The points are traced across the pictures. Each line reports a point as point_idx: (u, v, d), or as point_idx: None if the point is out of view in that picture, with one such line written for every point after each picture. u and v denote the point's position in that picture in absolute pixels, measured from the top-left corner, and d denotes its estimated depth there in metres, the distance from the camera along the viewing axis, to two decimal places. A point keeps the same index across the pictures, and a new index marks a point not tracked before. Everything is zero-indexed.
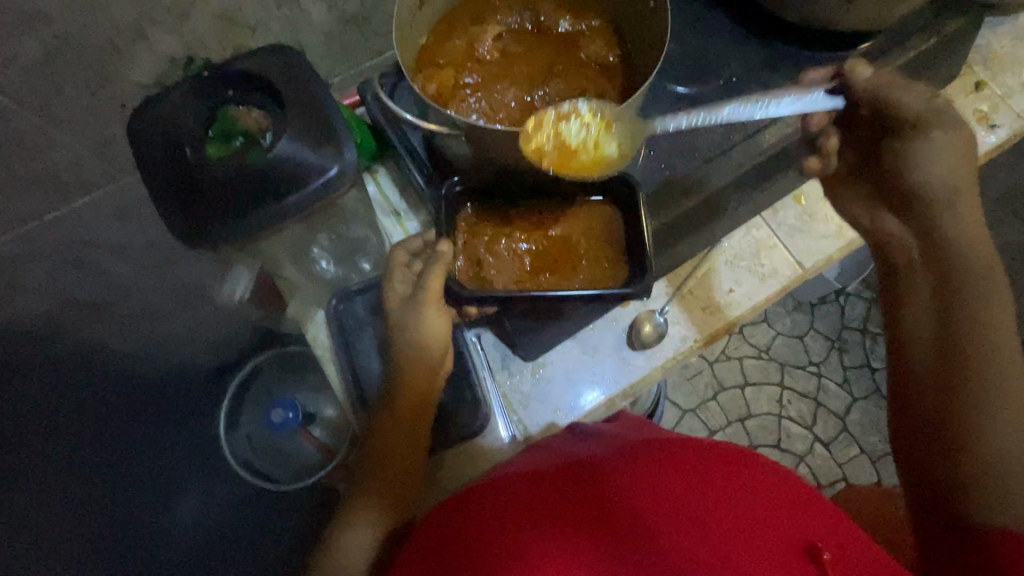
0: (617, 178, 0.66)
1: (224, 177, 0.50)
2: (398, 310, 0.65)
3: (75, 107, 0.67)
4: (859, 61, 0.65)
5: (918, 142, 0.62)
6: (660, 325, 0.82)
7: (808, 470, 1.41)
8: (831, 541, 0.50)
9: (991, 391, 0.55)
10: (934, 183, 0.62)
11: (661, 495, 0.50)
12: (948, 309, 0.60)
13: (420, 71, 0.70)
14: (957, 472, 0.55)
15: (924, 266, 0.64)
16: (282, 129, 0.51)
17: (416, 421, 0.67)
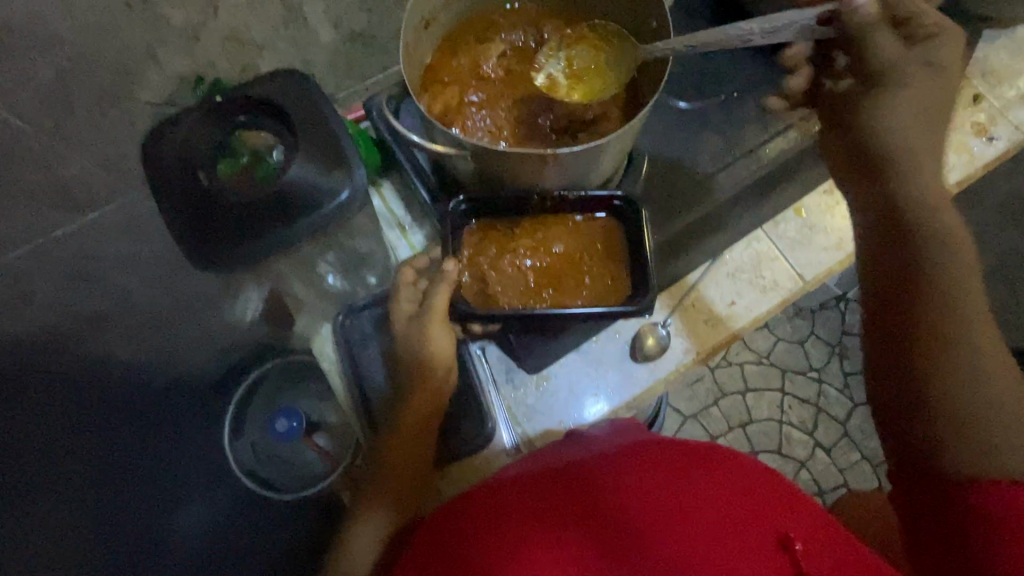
0: (620, 199, 0.67)
1: (239, 203, 0.52)
2: (405, 327, 0.67)
3: (87, 127, 0.68)
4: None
5: (896, 89, 0.58)
6: (662, 337, 0.83)
7: (809, 475, 1.42)
8: (806, 531, 0.53)
9: (963, 341, 0.54)
10: (901, 127, 0.58)
11: (649, 491, 0.53)
12: (909, 258, 0.57)
13: (426, 89, 0.72)
14: (934, 428, 0.54)
15: (880, 211, 0.60)
16: (293, 154, 0.53)
17: (422, 435, 0.68)
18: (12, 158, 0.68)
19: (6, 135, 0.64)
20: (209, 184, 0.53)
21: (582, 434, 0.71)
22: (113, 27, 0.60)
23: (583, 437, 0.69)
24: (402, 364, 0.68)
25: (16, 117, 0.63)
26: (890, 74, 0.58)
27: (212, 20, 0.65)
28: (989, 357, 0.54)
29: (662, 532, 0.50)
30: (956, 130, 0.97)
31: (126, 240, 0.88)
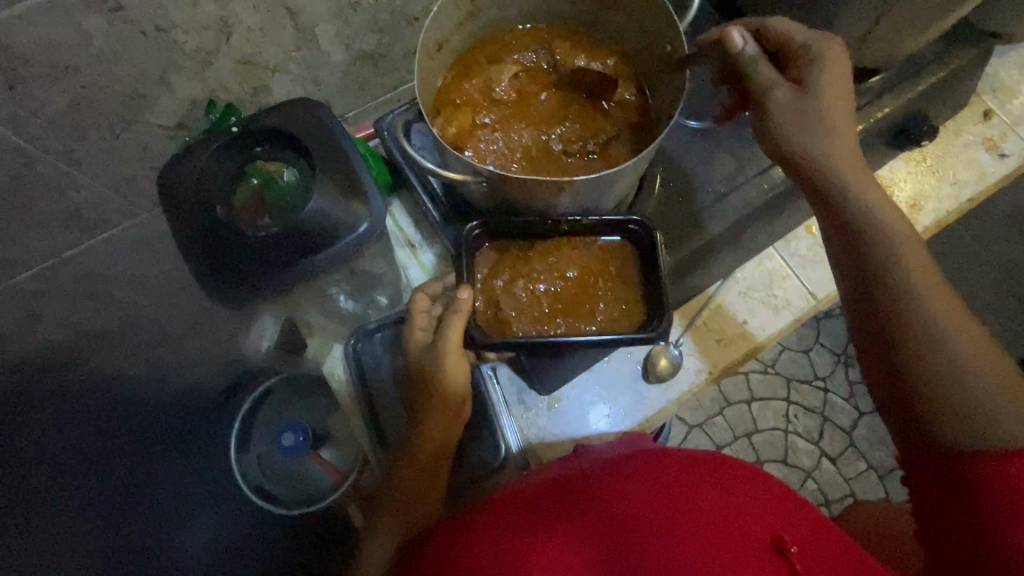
0: (636, 222, 0.68)
1: (259, 238, 0.53)
2: (419, 357, 0.66)
3: (98, 150, 0.68)
4: (731, 31, 0.63)
5: (772, 103, 0.62)
6: (675, 358, 0.83)
7: (816, 485, 1.40)
8: (798, 535, 0.54)
9: (918, 313, 0.56)
10: (803, 134, 0.62)
11: (645, 503, 0.54)
12: (852, 248, 0.61)
13: (439, 112, 0.71)
14: (920, 409, 0.55)
15: (821, 209, 0.63)
16: (312, 189, 0.54)
17: (435, 462, 0.69)
18: (23, 182, 0.68)
19: (17, 160, 0.65)
20: (229, 219, 0.54)
21: (588, 449, 0.71)
22: (127, 55, 0.60)
23: (586, 450, 0.71)
24: (416, 390, 0.68)
25: (29, 142, 0.64)
26: (769, 90, 0.63)
27: (225, 45, 0.65)
28: (958, 327, 0.55)
29: (652, 534, 0.52)
30: (967, 146, 0.96)
31: (136, 259, 0.88)
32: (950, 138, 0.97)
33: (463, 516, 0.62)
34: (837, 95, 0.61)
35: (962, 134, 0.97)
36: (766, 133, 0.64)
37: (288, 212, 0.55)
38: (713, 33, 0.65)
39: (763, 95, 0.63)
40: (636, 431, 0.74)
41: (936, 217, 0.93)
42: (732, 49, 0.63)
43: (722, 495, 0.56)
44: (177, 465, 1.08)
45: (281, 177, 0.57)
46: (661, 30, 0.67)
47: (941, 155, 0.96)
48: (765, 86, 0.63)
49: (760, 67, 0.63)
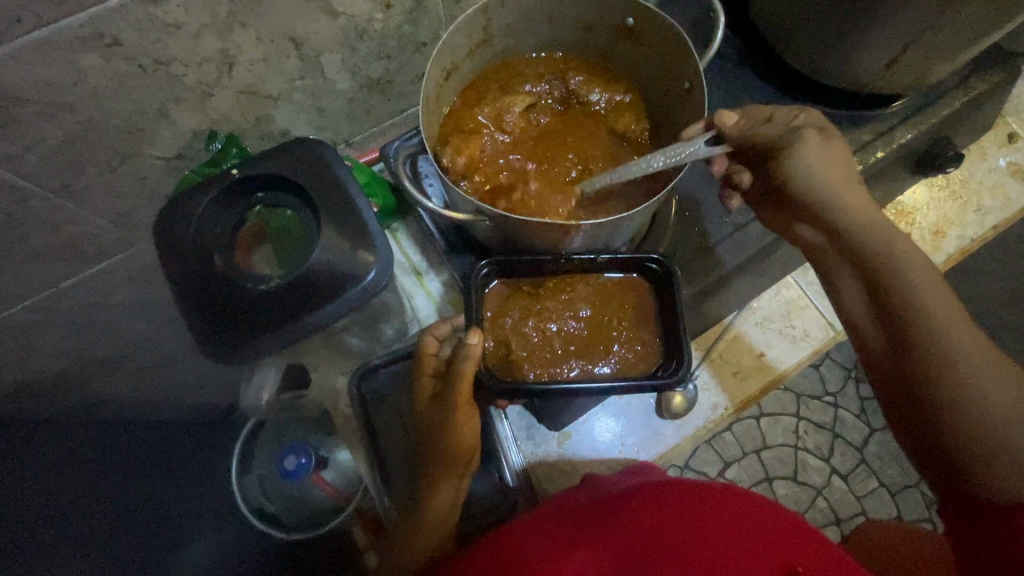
0: (655, 260, 0.66)
1: (260, 291, 0.51)
2: (429, 402, 0.64)
3: (95, 184, 0.66)
4: (725, 112, 0.63)
5: (803, 147, 0.62)
6: (690, 394, 0.80)
7: (826, 504, 1.29)
8: (815, 563, 0.51)
9: (949, 362, 0.55)
10: (822, 180, 0.62)
11: (655, 535, 0.52)
12: (878, 295, 0.60)
13: (447, 140, 0.68)
14: (958, 457, 0.54)
15: (847, 263, 0.63)
16: (315, 239, 0.53)
17: (446, 512, 0.66)
18: (17, 218, 0.66)
19: (12, 197, 0.63)
20: (229, 272, 0.52)
21: (597, 478, 0.68)
22: (124, 89, 0.58)
23: (594, 483, 0.67)
24: (424, 436, 0.65)
25: (24, 180, 0.62)
26: (788, 141, 0.62)
27: (227, 76, 0.62)
28: (996, 371, 0.54)
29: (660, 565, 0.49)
30: (991, 171, 0.93)
31: (135, 287, 0.86)
32: (973, 163, 0.94)
33: (466, 554, 0.59)
34: (837, 157, 0.63)
35: (986, 158, 0.94)
36: (793, 182, 0.63)
37: (293, 261, 0.53)
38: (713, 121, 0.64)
39: (784, 146, 0.63)
40: (652, 464, 0.72)
41: (959, 245, 0.91)
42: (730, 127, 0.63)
43: (738, 529, 0.53)
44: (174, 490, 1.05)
45: (284, 223, 0.55)
46: (680, 67, 0.65)
47: (964, 180, 0.93)
48: (783, 138, 0.63)
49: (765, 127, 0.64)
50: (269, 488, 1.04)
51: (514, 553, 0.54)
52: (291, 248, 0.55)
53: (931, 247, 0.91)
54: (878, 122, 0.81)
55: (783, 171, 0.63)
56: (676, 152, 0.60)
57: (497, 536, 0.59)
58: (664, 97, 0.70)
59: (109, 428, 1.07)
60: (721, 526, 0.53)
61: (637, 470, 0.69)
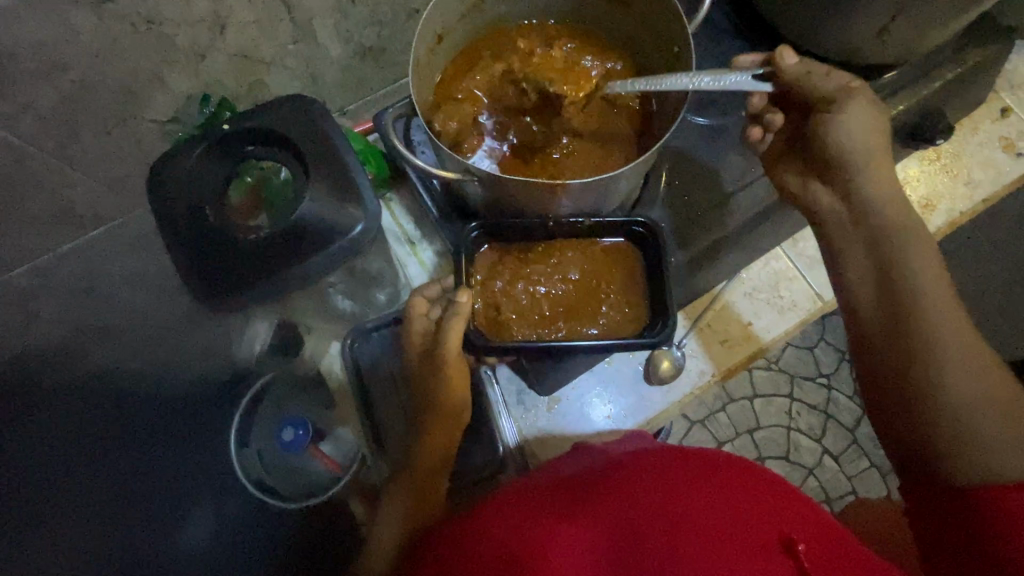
0: (642, 224, 0.67)
1: (249, 242, 0.53)
2: (419, 361, 0.65)
3: (90, 147, 0.67)
4: (788, 51, 0.67)
5: (845, 111, 0.64)
6: (677, 359, 0.81)
7: (817, 483, 1.36)
8: (809, 536, 0.51)
9: (935, 335, 0.58)
10: (854, 144, 0.64)
11: (650, 504, 0.51)
12: (884, 261, 0.63)
13: (439, 106, 0.69)
14: (928, 437, 0.57)
15: (855, 229, 0.66)
16: (304, 192, 0.53)
17: (436, 470, 0.68)
18: (16, 180, 0.67)
19: (9, 158, 0.64)
20: (220, 224, 0.53)
21: (589, 446, 0.68)
22: (117, 49, 0.58)
23: (585, 450, 0.67)
24: (416, 393, 0.67)
25: (20, 139, 0.63)
26: (834, 103, 0.65)
27: (219, 39, 0.63)
28: (978, 359, 0.57)
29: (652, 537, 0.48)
30: (982, 146, 0.94)
31: None
32: (964, 137, 0.94)
33: (458, 521, 0.59)
34: (874, 129, 0.64)
35: (978, 132, 0.94)
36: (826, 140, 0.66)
37: (282, 213, 0.54)
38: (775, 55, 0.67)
39: (827, 106, 0.65)
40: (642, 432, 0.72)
41: (948, 218, 0.91)
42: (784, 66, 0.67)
43: (733, 502, 0.52)
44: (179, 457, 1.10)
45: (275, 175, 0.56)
46: (669, 33, 0.66)
47: (956, 155, 0.94)
48: (833, 94, 0.65)
49: (821, 81, 0.66)
50: (269, 462, 1.05)
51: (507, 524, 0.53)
52: (281, 202, 0.56)
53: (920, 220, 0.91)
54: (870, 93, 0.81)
55: (824, 126, 0.66)
56: (718, 79, 0.61)
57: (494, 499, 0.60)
58: (652, 64, 0.71)
59: (110, 397, 1.10)
60: (717, 498, 0.52)
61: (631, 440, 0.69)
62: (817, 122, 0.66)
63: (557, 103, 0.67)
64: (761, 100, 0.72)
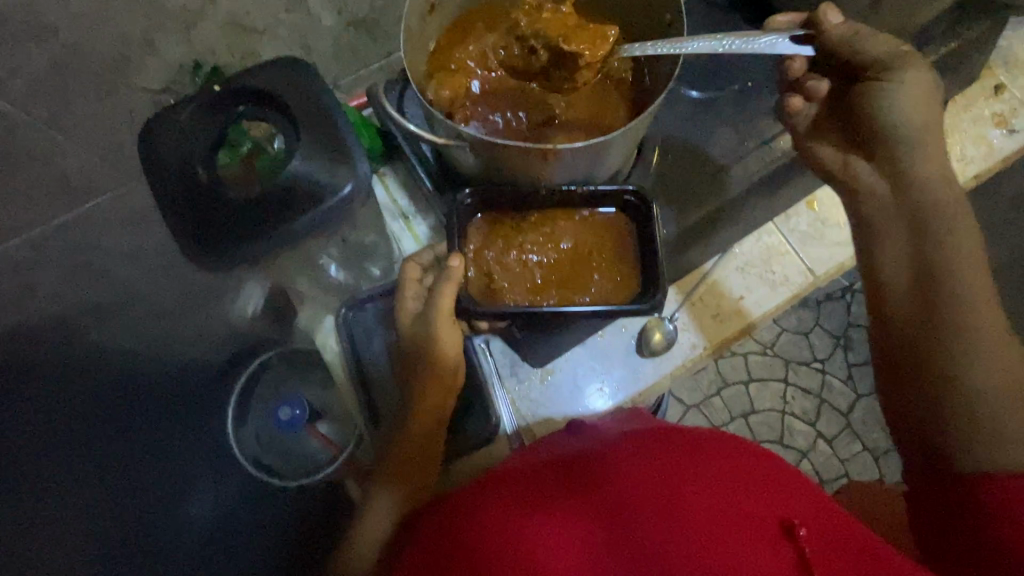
0: (632, 193, 0.67)
1: (238, 201, 0.53)
2: (412, 324, 0.68)
3: (83, 115, 0.67)
4: (831, 8, 0.62)
5: (901, 86, 0.62)
6: (670, 332, 0.82)
7: (810, 466, 1.37)
8: (807, 515, 0.51)
9: (965, 325, 0.59)
10: (906, 122, 0.62)
11: (652, 479, 0.52)
12: (926, 245, 0.62)
13: (431, 76, 0.69)
14: (935, 412, 0.60)
15: (898, 209, 0.64)
16: (295, 151, 0.54)
17: (429, 436, 0.69)
18: (8, 149, 0.67)
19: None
20: (211, 185, 0.54)
21: (582, 423, 0.69)
22: (108, 14, 0.58)
23: (586, 429, 0.67)
24: (410, 361, 0.69)
25: (11, 106, 0.62)
26: (889, 76, 0.62)
27: (211, 6, 0.63)
28: (1001, 350, 0.59)
29: (653, 530, 0.48)
30: (975, 122, 0.94)
31: (127, 230, 0.87)
32: (958, 114, 0.94)
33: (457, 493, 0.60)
34: (927, 107, 0.62)
35: (971, 109, 0.94)
36: (871, 116, 0.64)
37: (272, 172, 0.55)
38: (820, 12, 0.62)
39: (880, 78, 0.63)
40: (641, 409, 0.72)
41: None
42: (830, 25, 0.62)
43: (735, 493, 0.51)
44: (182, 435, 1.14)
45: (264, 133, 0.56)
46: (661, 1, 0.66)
47: (949, 131, 0.94)
48: (887, 64, 0.62)
49: (871, 44, 0.62)
50: (266, 441, 1.08)
51: (509, 493, 0.54)
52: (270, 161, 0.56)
53: None
54: None
55: (872, 100, 0.63)
56: (747, 41, 0.60)
57: (492, 477, 0.59)
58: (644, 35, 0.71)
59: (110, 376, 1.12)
60: (718, 489, 0.51)
61: (637, 416, 0.70)
62: (867, 95, 0.64)
63: (573, 62, 0.62)
64: (801, 65, 0.67)
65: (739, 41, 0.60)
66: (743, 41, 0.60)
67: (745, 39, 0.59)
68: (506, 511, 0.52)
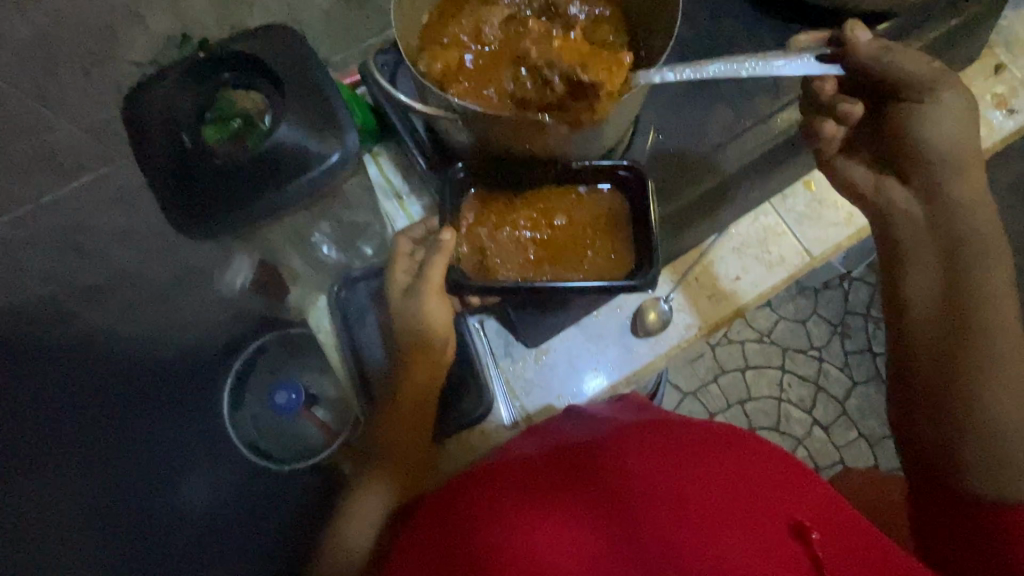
0: (625, 168, 0.67)
1: (221, 166, 0.53)
2: (401, 297, 0.68)
3: (69, 89, 0.66)
4: (859, 24, 0.61)
5: (938, 106, 0.62)
6: (664, 312, 0.82)
7: (806, 453, 1.37)
8: (812, 518, 0.50)
9: (992, 352, 0.58)
10: (944, 144, 0.62)
11: (653, 479, 0.50)
12: (957, 270, 0.62)
13: (424, 50, 0.68)
14: (950, 441, 0.59)
15: (930, 233, 0.64)
16: (280, 116, 0.53)
17: (419, 414, 0.69)
18: None
19: None
20: (193, 148, 0.53)
21: (583, 410, 0.69)
22: None
23: (589, 416, 0.67)
24: (401, 337, 0.69)
25: None
26: (927, 96, 0.62)
27: None
28: None
29: (663, 523, 0.46)
30: (974, 103, 0.93)
31: (119, 211, 0.87)
32: None
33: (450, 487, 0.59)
34: (963, 132, 0.62)
35: (970, 89, 0.93)
36: (907, 136, 0.63)
37: (257, 139, 0.54)
38: (851, 28, 0.61)
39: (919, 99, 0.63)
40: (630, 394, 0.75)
41: None
42: (858, 41, 0.61)
43: (745, 489, 0.50)
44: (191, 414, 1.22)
45: (250, 100, 0.56)
46: None
47: None
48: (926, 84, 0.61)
49: (907, 62, 0.61)
50: (263, 426, 1.10)
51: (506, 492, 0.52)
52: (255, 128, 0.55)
53: None
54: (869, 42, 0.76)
55: (907, 122, 0.63)
56: (766, 65, 0.58)
57: (488, 472, 0.57)
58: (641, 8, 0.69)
59: (116, 358, 1.17)
60: (728, 484, 0.50)
61: (637, 404, 0.70)
62: (903, 115, 0.64)
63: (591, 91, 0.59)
64: (832, 87, 0.67)
65: (757, 65, 0.58)
66: (760, 65, 0.58)
67: (763, 64, 0.58)
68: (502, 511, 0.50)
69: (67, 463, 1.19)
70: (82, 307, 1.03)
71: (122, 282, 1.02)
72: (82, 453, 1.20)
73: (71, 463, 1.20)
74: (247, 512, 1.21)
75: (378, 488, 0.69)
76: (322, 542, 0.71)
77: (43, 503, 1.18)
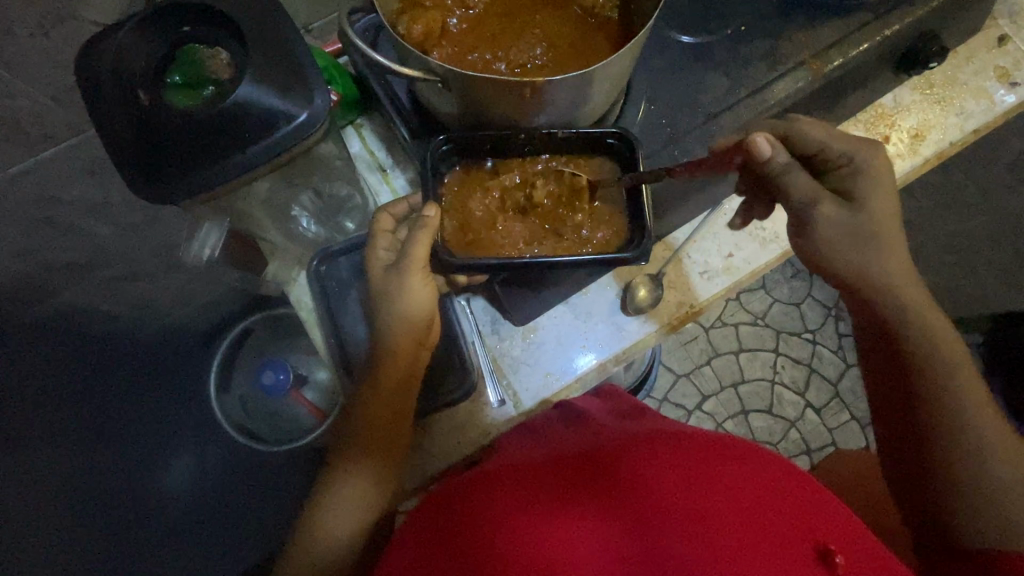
0: (613, 135, 0.65)
1: (184, 125, 0.52)
2: (383, 273, 0.66)
3: (29, 52, 0.63)
4: (756, 138, 0.58)
5: (823, 221, 0.60)
6: (655, 289, 0.80)
7: (798, 435, 1.37)
8: (834, 532, 0.51)
9: (960, 417, 0.59)
10: (847, 255, 0.61)
11: (676, 488, 0.51)
12: (899, 355, 0.62)
13: (404, 11, 0.63)
14: (946, 503, 0.59)
15: (868, 320, 0.65)
16: (245, 74, 0.52)
17: (401, 396, 0.67)
18: None
19: None
20: (154, 103, 0.52)
21: (572, 405, 0.73)
22: None
23: (583, 418, 0.68)
24: (382, 316, 0.66)
25: None
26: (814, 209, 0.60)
27: None
28: (1003, 441, 0.59)
29: (674, 527, 0.48)
30: (976, 75, 0.89)
31: (94, 184, 0.84)
32: (958, 66, 0.90)
33: (463, 480, 0.60)
34: (870, 233, 0.60)
35: (973, 61, 0.90)
36: (808, 251, 0.63)
37: (223, 100, 0.53)
38: (753, 143, 0.58)
39: (807, 215, 0.61)
40: (613, 386, 0.78)
41: (938, 149, 0.87)
42: (756, 156, 0.59)
43: (765, 507, 0.50)
44: (182, 390, 1.23)
45: (220, 63, 0.55)
46: None
47: (949, 83, 0.89)
48: (809, 202, 0.60)
49: (789, 181, 0.60)
50: (251, 407, 1.09)
51: (523, 492, 0.53)
52: (217, 87, 0.54)
53: (908, 151, 0.88)
54: (869, 9, 0.73)
55: (804, 236, 0.62)
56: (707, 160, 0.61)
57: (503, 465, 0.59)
58: None
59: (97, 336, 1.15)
60: (738, 496, 0.50)
61: (618, 402, 0.74)
62: (797, 228, 0.62)
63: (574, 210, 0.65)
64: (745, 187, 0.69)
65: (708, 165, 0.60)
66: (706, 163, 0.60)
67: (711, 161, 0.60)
68: (522, 511, 0.51)
69: (55, 441, 1.19)
70: (62, 285, 1.01)
71: (101, 259, 0.99)
72: (69, 432, 1.20)
73: (60, 443, 1.19)
74: (239, 490, 1.22)
75: (361, 478, 0.67)
76: (297, 526, 0.69)
77: (30, 483, 1.18)
